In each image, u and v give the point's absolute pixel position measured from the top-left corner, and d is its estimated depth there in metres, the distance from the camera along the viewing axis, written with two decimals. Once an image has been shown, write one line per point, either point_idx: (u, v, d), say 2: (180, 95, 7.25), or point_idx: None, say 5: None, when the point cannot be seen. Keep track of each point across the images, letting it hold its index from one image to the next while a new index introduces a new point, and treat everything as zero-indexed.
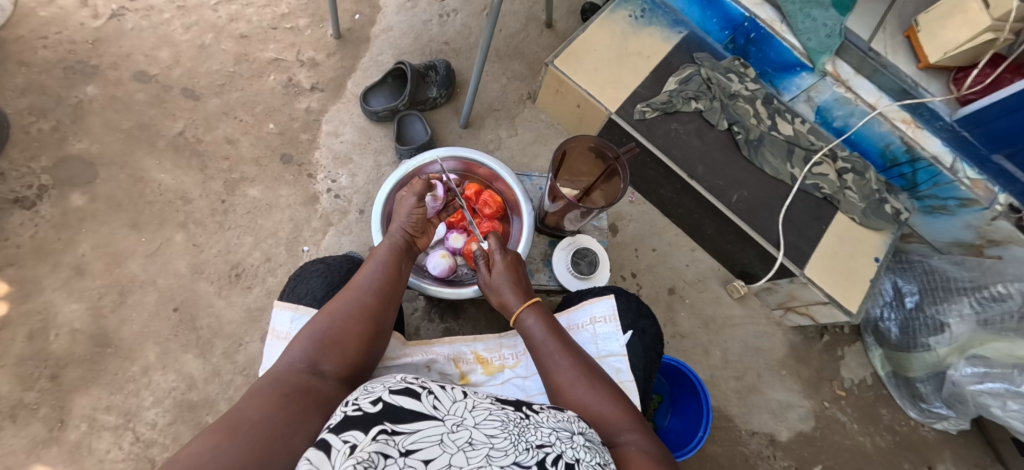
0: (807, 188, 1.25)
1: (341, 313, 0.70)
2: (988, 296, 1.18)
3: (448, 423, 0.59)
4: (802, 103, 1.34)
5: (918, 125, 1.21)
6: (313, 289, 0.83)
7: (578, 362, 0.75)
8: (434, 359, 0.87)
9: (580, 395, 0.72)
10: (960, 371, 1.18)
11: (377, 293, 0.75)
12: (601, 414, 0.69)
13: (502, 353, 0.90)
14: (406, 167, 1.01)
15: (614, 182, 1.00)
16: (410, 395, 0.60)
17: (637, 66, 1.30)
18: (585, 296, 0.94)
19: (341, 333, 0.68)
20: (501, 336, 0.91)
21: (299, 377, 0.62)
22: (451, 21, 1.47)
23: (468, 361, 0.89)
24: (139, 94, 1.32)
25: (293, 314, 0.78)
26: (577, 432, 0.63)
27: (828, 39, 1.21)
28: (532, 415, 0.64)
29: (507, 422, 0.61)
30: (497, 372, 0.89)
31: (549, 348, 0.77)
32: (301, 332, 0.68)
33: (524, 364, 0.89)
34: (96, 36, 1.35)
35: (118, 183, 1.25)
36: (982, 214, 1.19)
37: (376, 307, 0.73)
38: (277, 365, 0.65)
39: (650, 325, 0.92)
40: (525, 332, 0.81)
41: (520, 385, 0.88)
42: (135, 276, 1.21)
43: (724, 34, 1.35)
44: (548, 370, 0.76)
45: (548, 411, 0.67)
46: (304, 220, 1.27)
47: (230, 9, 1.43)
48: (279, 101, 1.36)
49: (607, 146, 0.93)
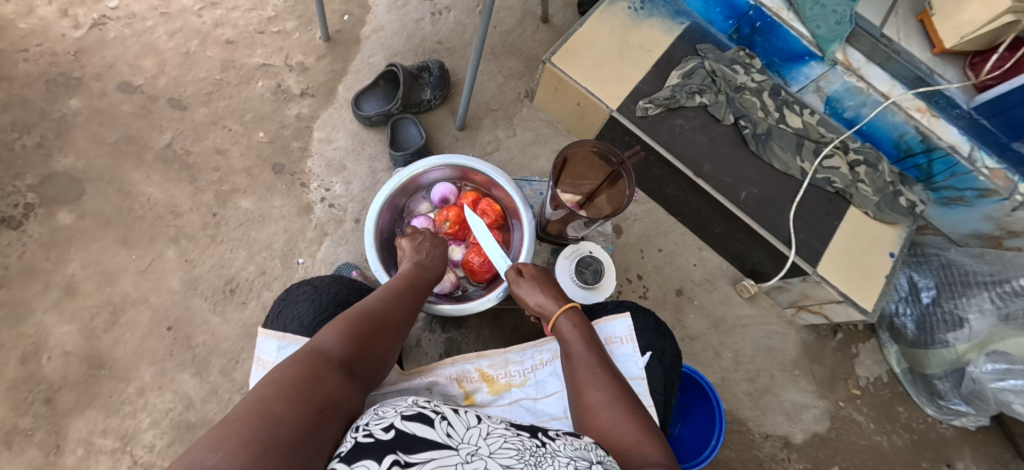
0: (819, 183, 1.20)
1: (376, 318, 0.69)
2: (1008, 291, 1.13)
3: (462, 453, 0.55)
4: (810, 93, 1.29)
5: (934, 113, 1.16)
6: (301, 315, 0.80)
7: (614, 383, 0.71)
8: (436, 381, 0.85)
9: (612, 420, 0.67)
10: (980, 368, 1.14)
11: (404, 308, 0.75)
12: (635, 443, 0.63)
13: (508, 370, 0.88)
14: (399, 176, 0.97)
15: (619, 187, 0.97)
16: (423, 421, 0.58)
17: (637, 61, 1.25)
18: (599, 314, 0.89)
19: (373, 342, 0.67)
20: (507, 352, 0.88)
21: (333, 379, 0.60)
22: (444, 19, 1.42)
23: (473, 380, 0.87)
24: (125, 105, 1.28)
25: (280, 343, 0.76)
26: (597, 462, 0.57)
27: (838, 27, 1.14)
28: (549, 443, 0.60)
29: (523, 450, 0.57)
30: (504, 392, 0.87)
31: (589, 362, 0.73)
32: (336, 324, 0.66)
33: (532, 383, 0.87)
34: (77, 47, 1.30)
35: (107, 199, 1.22)
36: (1001, 205, 1.15)
37: (403, 324, 0.73)
38: (309, 356, 0.61)
39: (670, 345, 0.87)
40: (563, 339, 0.78)
41: (529, 408, 0.85)
42: (127, 294, 1.18)
43: (729, 23, 1.28)
44: (582, 386, 0.72)
45: (565, 438, 0.62)
46: (299, 231, 1.24)
47: (215, 14, 1.37)
48: (269, 108, 1.31)
49: (611, 151, 0.91)
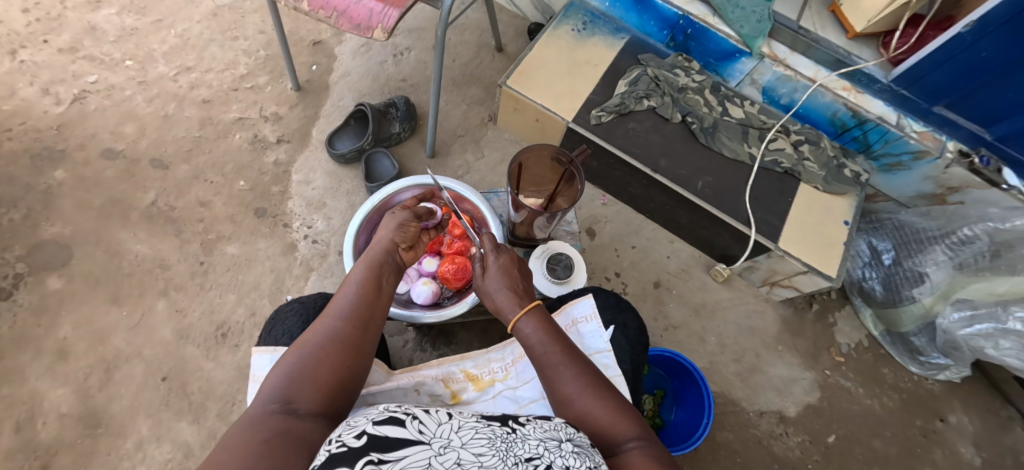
0: (768, 165, 1.29)
1: (317, 341, 0.67)
2: (957, 241, 1.22)
3: (435, 447, 0.58)
4: (747, 86, 1.40)
5: (858, 90, 1.28)
6: (290, 329, 0.83)
7: (583, 372, 0.72)
8: (422, 381, 0.87)
9: (586, 407, 0.69)
10: (948, 318, 1.21)
11: (353, 319, 0.70)
12: (609, 424, 0.67)
13: (491, 367, 0.91)
14: (371, 201, 1.05)
15: (573, 185, 1.04)
16: (394, 423, 0.60)
17: (587, 75, 1.36)
18: (564, 300, 0.94)
19: (315, 367, 0.65)
20: (488, 350, 0.91)
21: (272, 419, 0.59)
22: (406, 59, 1.53)
23: (458, 380, 0.90)
24: (109, 170, 1.34)
25: (273, 357, 0.78)
26: (566, 439, 0.64)
27: (759, 24, 1.26)
28: (520, 429, 0.64)
29: (495, 438, 0.61)
30: (488, 387, 0.90)
31: (552, 359, 0.73)
32: (275, 368, 0.65)
33: (514, 375, 0.90)
34: (59, 121, 1.37)
35: (95, 260, 1.26)
36: (935, 164, 1.26)
37: (355, 337, 0.69)
38: (249, 408, 0.61)
39: (631, 319, 0.92)
40: (523, 341, 0.76)
41: (511, 396, 0.88)
42: (120, 351, 1.19)
43: (664, 34, 1.40)
44: (551, 381, 0.72)
45: (535, 423, 0.67)
46: (285, 269, 1.28)
47: (190, 77, 1.46)
48: (247, 158, 1.38)
49: (560, 153, 0.98)
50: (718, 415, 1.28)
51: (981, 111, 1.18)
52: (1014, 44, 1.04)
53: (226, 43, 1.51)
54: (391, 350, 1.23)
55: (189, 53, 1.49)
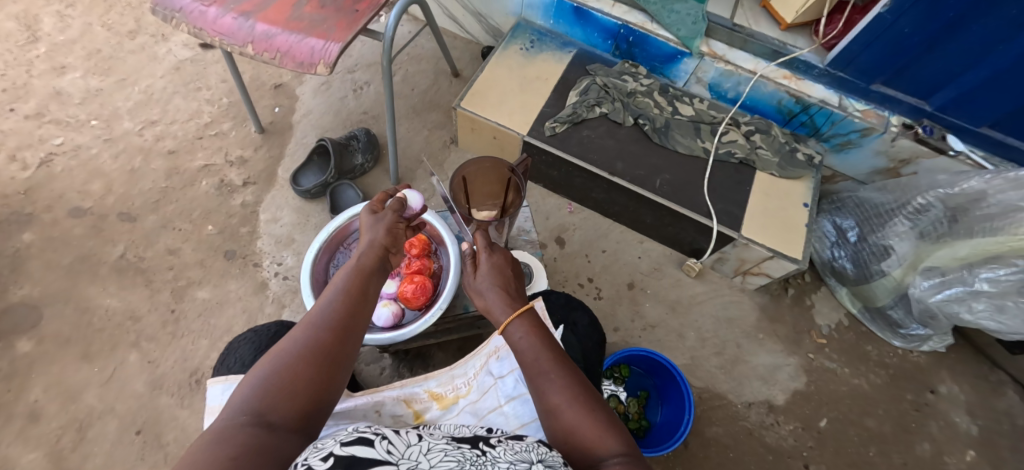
0: (722, 157, 1.32)
1: (291, 350, 0.63)
2: (914, 210, 1.23)
3: (403, 468, 0.56)
4: (694, 85, 1.45)
5: (798, 77, 1.33)
6: (243, 357, 0.85)
7: (573, 382, 0.68)
8: (383, 401, 0.83)
9: (576, 419, 0.65)
10: (918, 287, 1.22)
11: (333, 329, 0.66)
12: (596, 438, 0.63)
13: (455, 384, 0.88)
14: (327, 230, 1.06)
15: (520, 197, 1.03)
16: (363, 443, 0.58)
17: (538, 90, 1.40)
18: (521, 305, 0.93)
19: (290, 377, 0.61)
20: (452, 367, 0.88)
21: (245, 433, 0.55)
22: (365, 92, 1.58)
23: (422, 400, 0.86)
24: (77, 228, 1.35)
25: (225, 386, 0.77)
26: (537, 461, 0.60)
27: (695, 26, 1.32)
28: (489, 451, 0.63)
29: (464, 462, 0.59)
30: (452, 405, 0.87)
31: (542, 368, 0.69)
32: (248, 377, 0.61)
33: (477, 388, 0.87)
34: (27, 186, 1.39)
35: (65, 319, 1.25)
36: (882, 139, 1.30)
37: (333, 347, 0.65)
38: (217, 420, 0.57)
39: (582, 317, 0.93)
40: (513, 347, 0.73)
41: (474, 411, 0.85)
42: (92, 409, 1.17)
43: (608, 44, 1.46)
44: (539, 390, 0.68)
45: (507, 444, 0.65)
46: (257, 308, 1.28)
47: (155, 130, 1.50)
48: (214, 203, 1.40)
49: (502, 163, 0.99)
50: (705, 410, 1.26)
51: (915, 83, 1.22)
52: (931, 18, 1.08)
53: (189, 95, 1.56)
54: (368, 379, 1.22)
55: (154, 108, 1.53)
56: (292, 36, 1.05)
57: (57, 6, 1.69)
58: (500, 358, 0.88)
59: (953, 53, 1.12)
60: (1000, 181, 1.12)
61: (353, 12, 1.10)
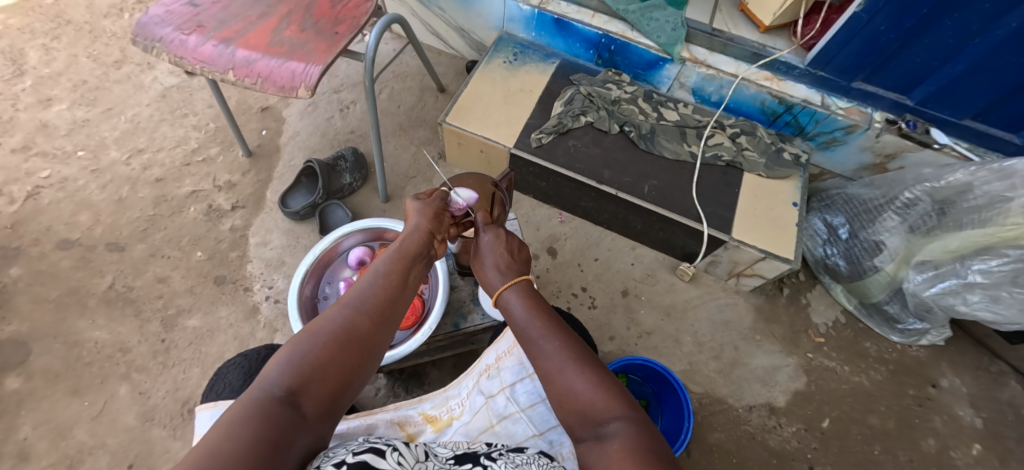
0: (709, 160, 1.33)
1: (328, 330, 0.62)
2: (902, 204, 1.22)
3: None
4: (678, 90, 1.45)
5: (779, 78, 1.34)
6: (231, 383, 0.86)
7: (566, 345, 0.66)
8: (375, 424, 0.82)
9: (569, 381, 0.63)
10: (913, 281, 1.22)
11: (368, 313, 0.65)
12: (592, 403, 0.61)
13: (448, 406, 0.87)
14: (313, 252, 1.05)
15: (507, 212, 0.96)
16: (375, 453, 0.56)
17: (523, 102, 1.41)
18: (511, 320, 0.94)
19: (323, 359, 0.60)
20: (445, 389, 0.88)
21: (278, 410, 0.55)
22: (352, 111, 1.58)
23: (416, 423, 0.85)
24: (65, 260, 1.34)
25: (213, 411, 0.77)
26: None
27: (675, 32, 1.34)
28: (492, 465, 0.62)
29: None
30: (446, 427, 0.85)
31: (535, 333, 0.68)
32: (281, 351, 0.61)
33: (469, 408, 0.86)
34: (14, 219, 1.38)
35: (54, 354, 1.23)
36: (867, 135, 1.30)
37: (367, 332, 0.64)
38: (248, 391, 0.56)
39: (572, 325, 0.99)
40: (507, 314, 0.72)
41: (466, 431, 0.83)
42: (82, 444, 1.15)
43: (591, 53, 1.47)
44: (535, 356, 0.67)
45: (508, 457, 0.64)
46: (249, 334, 1.26)
47: (143, 159, 1.49)
48: (203, 229, 1.39)
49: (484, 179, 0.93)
50: (706, 416, 1.24)
51: (894, 78, 1.23)
52: (904, 15, 1.09)
53: (176, 122, 1.56)
54: (363, 400, 1.20)
55: (140, 136, 1.53)
56: (274, 60, 1.05)
57: (43, 39, 1.69)
58: (491, 376, 0.87)
59: (928, 48, 1.13)
60: (986, 172, 1.12)
61: (333, 34, 1.11)
